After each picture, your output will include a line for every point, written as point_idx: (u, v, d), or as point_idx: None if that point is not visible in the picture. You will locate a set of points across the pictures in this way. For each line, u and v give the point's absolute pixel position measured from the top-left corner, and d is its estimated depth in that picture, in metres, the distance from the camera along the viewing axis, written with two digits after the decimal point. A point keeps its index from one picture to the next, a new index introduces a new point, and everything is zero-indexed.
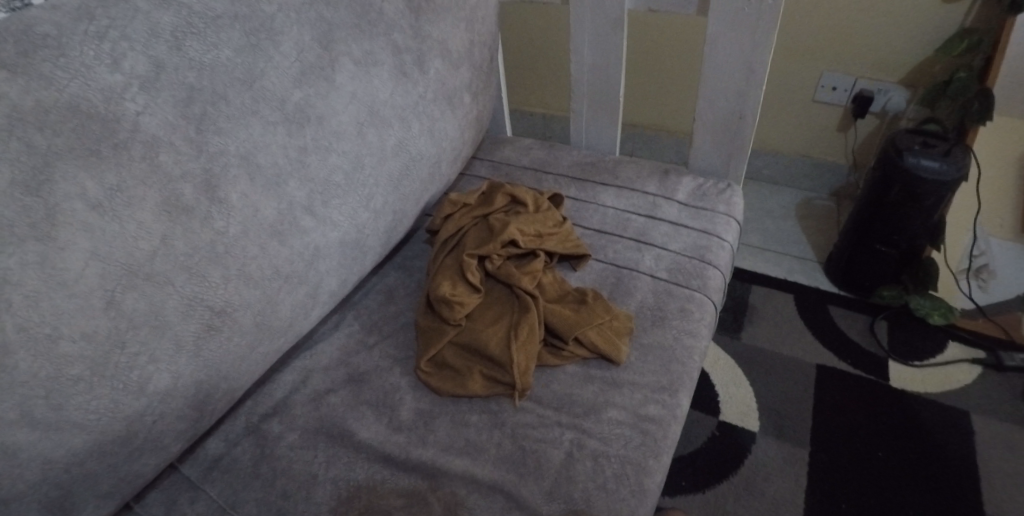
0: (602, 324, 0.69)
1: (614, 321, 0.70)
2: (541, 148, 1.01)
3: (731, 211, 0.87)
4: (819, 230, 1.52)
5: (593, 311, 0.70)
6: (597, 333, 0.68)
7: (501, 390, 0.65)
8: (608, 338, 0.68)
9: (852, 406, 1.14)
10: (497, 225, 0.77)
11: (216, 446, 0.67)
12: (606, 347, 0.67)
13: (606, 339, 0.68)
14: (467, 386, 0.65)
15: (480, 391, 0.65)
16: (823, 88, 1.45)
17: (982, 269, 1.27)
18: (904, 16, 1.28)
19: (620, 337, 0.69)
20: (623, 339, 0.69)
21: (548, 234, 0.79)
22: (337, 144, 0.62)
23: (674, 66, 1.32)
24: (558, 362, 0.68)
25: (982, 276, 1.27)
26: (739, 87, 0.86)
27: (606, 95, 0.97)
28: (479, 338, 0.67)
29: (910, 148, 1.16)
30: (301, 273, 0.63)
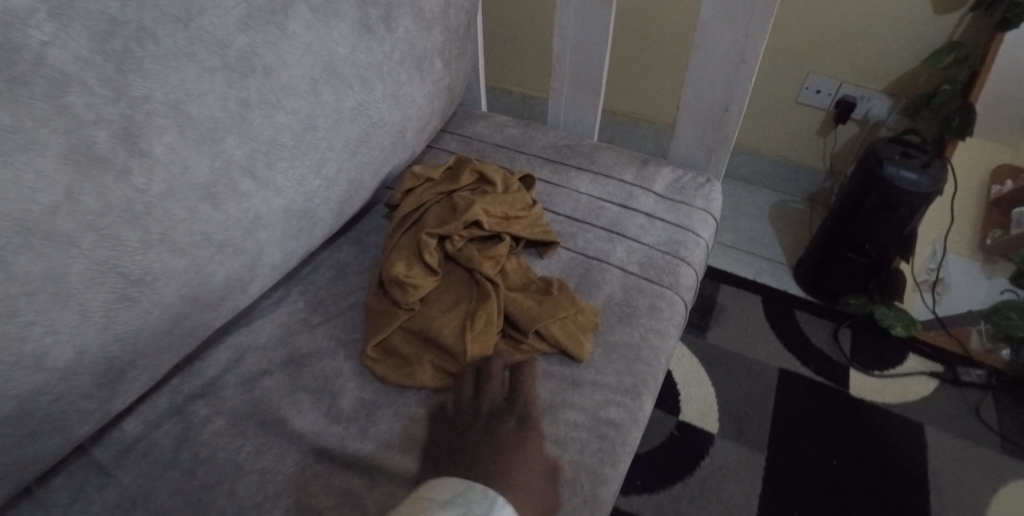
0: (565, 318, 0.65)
1: (579, 315, 0.66)
2: (515, 126, 0.95)
3: (708, 206, 0.84)
4: (790, 233, 1.51)
5: (557, 304, 0.65)
6: (560, 328, 0.63)
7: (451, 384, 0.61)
8: (570, 334, 0.63)
9: (811, 413, 1.13)
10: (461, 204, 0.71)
11: (133, 427, 0.61)
12: (568, 343, 0.63)
13: (569, 335, 0.63)
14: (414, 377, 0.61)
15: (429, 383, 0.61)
16: (807, 90, 1.43)
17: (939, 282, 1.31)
18: (896, 23, 1.25)
19: (584, 332, 0.65)
20: (587, 336, 0.64)
21: (516, 217, 0.74)
22: (285, 100, 0.56)
23: (660, 54, 1.27)
24: (516, 356, 0.63)
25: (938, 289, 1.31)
26: (728, 77, 0.82)
27: (588, 74, 0.92)
28: (432, 326, 0.62)
29: (891, 157, 1.15)
30: (237, 242, 0.57)
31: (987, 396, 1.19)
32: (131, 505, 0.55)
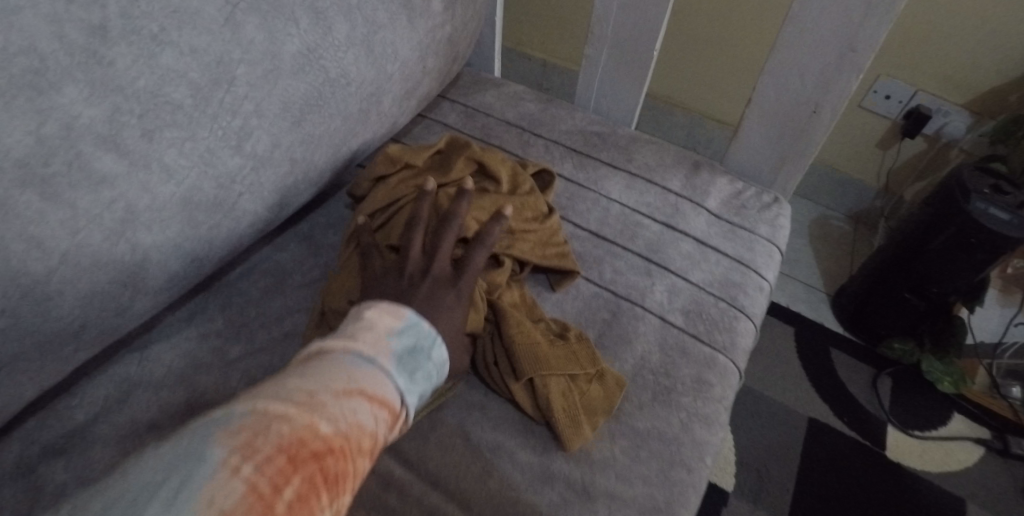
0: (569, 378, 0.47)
1: (588, 385, 0.47)
2: (534, 100, 0.74)
3: (774, 236, 0.64)
4: (830, 253, 1.32)
5: (564, 352, 0.48)
6: (558, 392, 0.45)
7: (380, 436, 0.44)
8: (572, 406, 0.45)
9: (843, 475, 0.97)
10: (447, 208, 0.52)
11: None
12: (559, 417, 0.45)
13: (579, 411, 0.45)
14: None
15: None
16: (875, 94, 1.21)
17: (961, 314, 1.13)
18: (1001, 23, 1.02)
19: (590, 409, 0.46)
20: (591, 418, 0.46)
21: (530, 230, 0.55)
22: (175, 33, 0.35)
23: (713, 28, 1.05)
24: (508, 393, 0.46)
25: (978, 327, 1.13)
26: (825, 67, 0.61)
27: (635, 43, 0.70)
28: None
29: (978, 190, 0.94)
30: (98, 251, 0.37)
31: None
32: None
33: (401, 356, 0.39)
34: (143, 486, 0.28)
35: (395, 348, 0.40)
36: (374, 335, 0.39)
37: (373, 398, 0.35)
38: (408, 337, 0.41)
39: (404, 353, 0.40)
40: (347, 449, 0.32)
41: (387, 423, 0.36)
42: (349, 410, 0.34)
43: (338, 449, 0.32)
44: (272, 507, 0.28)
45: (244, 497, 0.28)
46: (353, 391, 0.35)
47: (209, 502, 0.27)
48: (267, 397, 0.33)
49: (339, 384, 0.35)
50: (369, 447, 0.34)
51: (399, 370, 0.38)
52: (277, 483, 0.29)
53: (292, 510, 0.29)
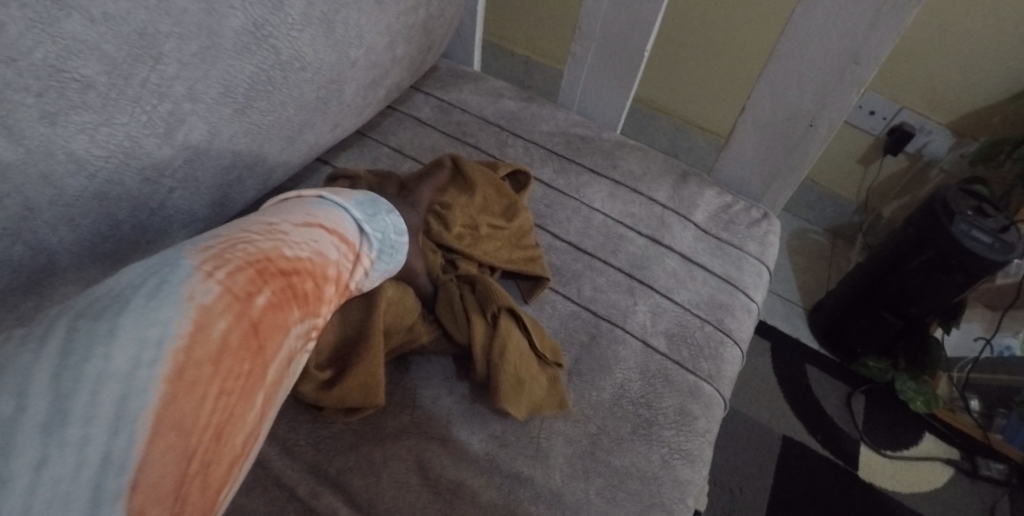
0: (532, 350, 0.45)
1: (543, 374, 0.44)
2: (515, 97, 0.69)
3: (763, 254, 0.61)
4: (808, 267, 1.30)
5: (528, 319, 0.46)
6: (516, 353, 0.43)
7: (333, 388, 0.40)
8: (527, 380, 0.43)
9: (817, 497, 0.94)
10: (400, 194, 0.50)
11: None
12: (511, 376, 0.42)
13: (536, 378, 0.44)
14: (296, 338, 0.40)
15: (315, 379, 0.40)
16: (860, 110, 1.19)
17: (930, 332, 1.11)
18: (990, 45, 1.01)
19: (546, 390, 0.44)
20: (531, 405, 0.43)
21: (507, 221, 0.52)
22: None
23: (704, 33, 1.02)
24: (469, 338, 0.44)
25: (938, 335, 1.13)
26: (824, 78, 0.58)
27: (624, 42, 0.66)
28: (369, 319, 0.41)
29: (962, 212, 0.92)
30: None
31: (1005, 498, 1.02)
32: None
33: (362, 204, 0.42)
34: (115, 289, 0.29)
35: (356, 198, 0.41)
36: (332, 190, 0.41)
37: (335, 233, 0.38)
38: (368, 199, 0.43)
39: (363, 204, 0.42)
40: (313, 271, 0.35)
41: (350, 259, 0.39)
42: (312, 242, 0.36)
43: (304, 271, 0.35)
44: (250, 307, 0.31)
45: (220, 297, 0.30)
46: (316, 226, 0.37)
47: (188, 299, 0.29)
48: (237, 224, 0.35)
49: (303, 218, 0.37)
50: (332, 274, 0.37)
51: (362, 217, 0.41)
52: (251, 290, 0.31)
53: (268, 315, 0.32)
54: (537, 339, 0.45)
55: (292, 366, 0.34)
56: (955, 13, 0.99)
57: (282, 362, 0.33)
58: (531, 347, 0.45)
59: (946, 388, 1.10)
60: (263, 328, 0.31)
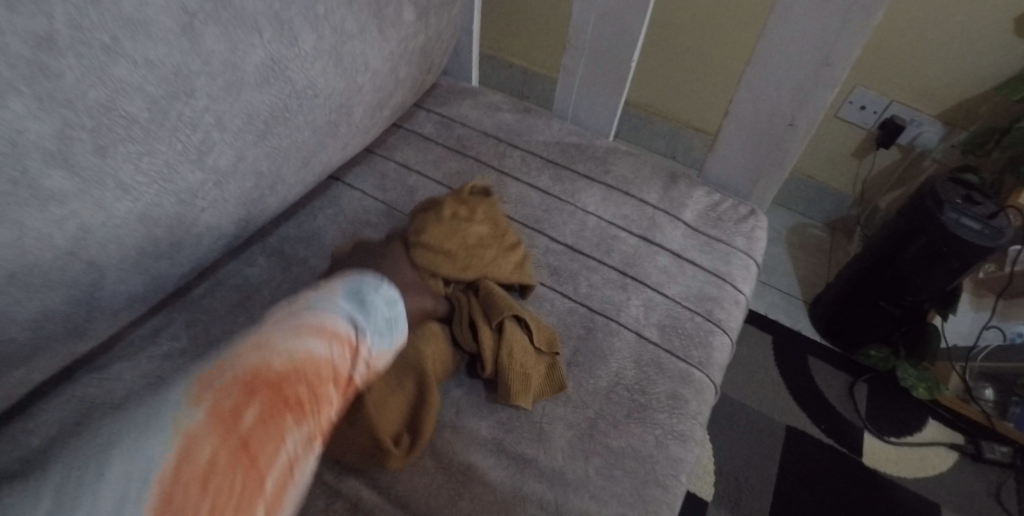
0: (535, 345, 0.49)
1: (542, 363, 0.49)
2: (511, 110, 0.73)
3: (751, 249, 0.64)
4: (808, 261, 1.33)
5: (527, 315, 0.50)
6: (521, 352, 0.48)
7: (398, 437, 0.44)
8: (534, 373, 0.48)
9: (821, 485, 0.97)
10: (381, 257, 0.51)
11: None
12: (519, 376, 0.47)
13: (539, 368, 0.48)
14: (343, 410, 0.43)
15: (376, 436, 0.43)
16: (851, 105, 1.22)
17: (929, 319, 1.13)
18: (974, 36, 1.04)
19: (553, 374, 0.48)
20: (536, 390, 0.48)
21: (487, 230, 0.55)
22: (129, 43, 0.33)
23: (692, 38, 1.06)
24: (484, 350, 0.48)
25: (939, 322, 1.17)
26: (801, 79, 0.61)
27: (612, 53, 0.70)
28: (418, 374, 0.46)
29: (952, 201, 0.95)
30: (51, 271, 0.35)
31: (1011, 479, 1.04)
32: None
33: (354, 295, 0.44)
34: (123, 425, 0.34)
35: (347, 289, 0.44)
36: (329, 286, 0.44)
37: (326, 333, 0.40)
38: (361, 287, 0.45)
39: (357, 296, 0.44)
40: (303, 376, 0.38)
41: (347, 354, 0.41)
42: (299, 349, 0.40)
43: (294, 379, 0.38)
44: (235, 427, 0.35)
45: (208, 421, 0.35)
46: (307, 331, 0.40)
47: (178, 431, 0.34)
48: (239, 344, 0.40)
49: (296, 326, 0.40)
50: (329, 373, 0.40)
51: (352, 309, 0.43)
52: (236, 411, 0.36)
53: (254, 432, 0.36)
54: (536, 334, 0.49)
55: (295, 472, 0.37)
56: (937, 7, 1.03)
57: (280, 470, 0.36)
58: (533, 341, 0.49)
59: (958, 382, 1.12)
60: (251, 444, 0.35)
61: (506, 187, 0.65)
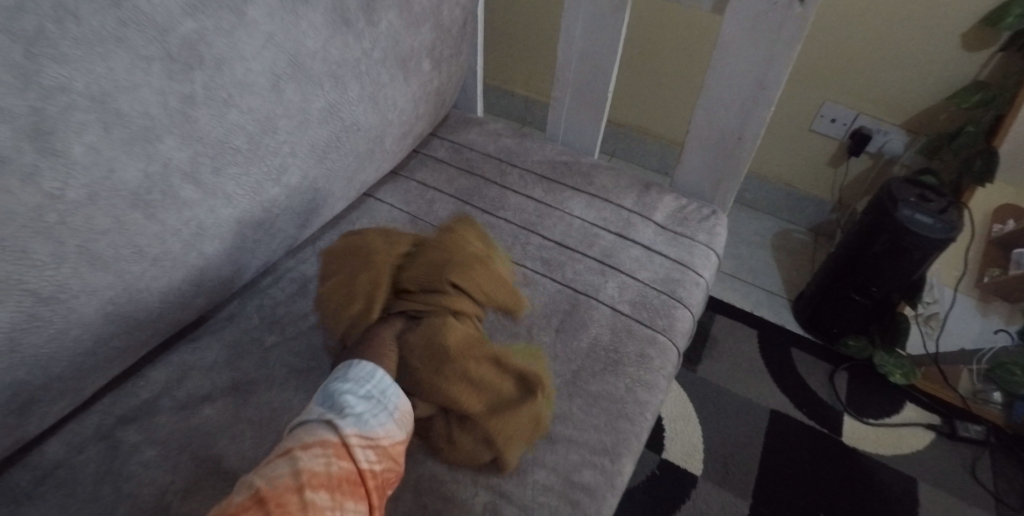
0: (476, 266, 0.63)
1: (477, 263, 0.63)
2: (510, 136, 0.88)
3: (711, 242, 0.77)
4: (794, 266, 1.41)
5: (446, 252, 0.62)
6: (479, 278, 0.62)
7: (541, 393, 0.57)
8: (489, 286, 0.63)
9: (803, 461, 1.05)
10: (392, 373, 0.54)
11: (54, 449, 0.54)
12: (493, 294, 0.63)
13: (483, 273, 0.63)
14: (508, 425, 0.53)
15: (540, 416, 0.56)
16: (823, 119, 1.32)
17: (932, 317, 1.19)
18: (925, 51, 1.14)
19: (493, 275, 0.64)
20: (486, 282, 0.62)
21: (362, 267, 0.62)
22: (239, 98, 0.49)
23: (665, 65, 1.16)
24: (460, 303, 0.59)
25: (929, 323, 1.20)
26: (744, 102, 0.75)
27: (592, 86, 0.85)
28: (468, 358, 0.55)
29: (904, 198, 1.05)
30: (176, 256, 0.50)
31: (985, 455, 1.09)
32: None
33: (331, 404, 0.49)
34: None
35: (327, 398, 0.50)
36: (312, 406, 0.49)
37: (297, 447, 0.45)
38: (339, 390, 0.50)
39: (332, 404, 0.49)
40: (272, 491, 0.42)
41: (322, 455, 0.44)
42: (276, 466, 0.44)
43: (265, 496, 0.42)
44: None
45: None
46: (283, 453, 0.45)
47: None
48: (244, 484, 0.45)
49: (278, 454, 0.45)
50: (301, 480, 0.43)
51: (323, 415, 0.48)
52: None
53: None
54: (467, 262, 0.62)
55: None
56: (890, 25, 1.13)
57: None
58: (469, 264, 0.62)
59: (968, 383, 1.15)
60: None
61: (506, 198, 0.79)
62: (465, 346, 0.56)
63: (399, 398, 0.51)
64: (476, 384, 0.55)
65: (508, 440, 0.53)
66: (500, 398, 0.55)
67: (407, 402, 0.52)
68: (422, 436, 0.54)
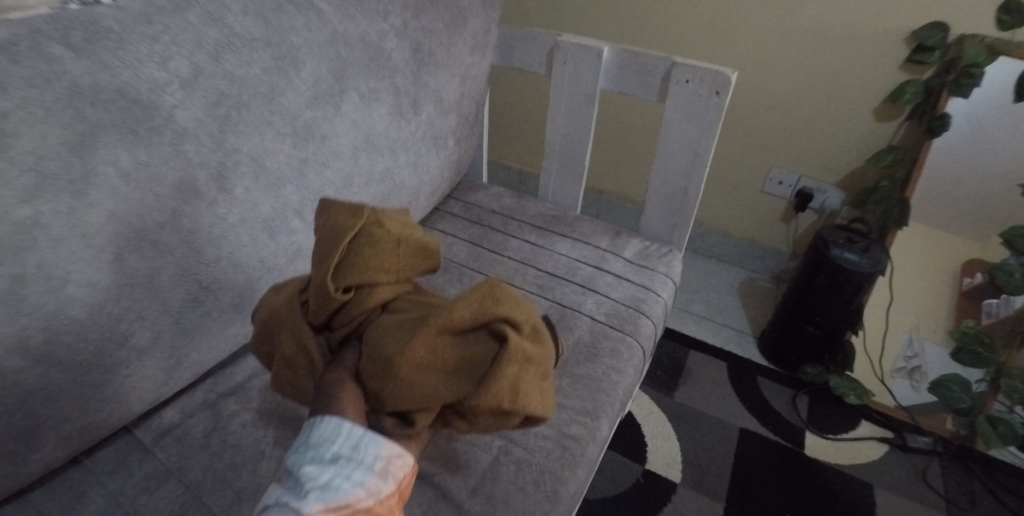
0: (358, 247, 0.60)
1: (362, 245, 0.60)
2: (510, 198, 1.13)
3: (669, 272, 1.00)
4: (757, 308, 1.62)
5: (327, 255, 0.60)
6: (370, 260, 0.59)
7: (515, 328, 0.56)
8: (386, 257, 0.60)
9: (769, 470, 1.20)
10: (376, 397, 0.55)
11: (171, 415, 0.73)
12: (393, 263, 0.61)
13: (369, 255, 0.60)
14: (507, 385, 0.52)
15: (527, 352, 0.55)
16: (771, 181, 1.56)
17: (915, 370, 1.37)
18: (843, 125, 1.40)
19: (379, 238, 0.61)
20: (375, 255, 0.60)
21: (283, 318, 0.60)
22: (332, 161, 0.72)
23: (628, 143, 1.43)
24: (373, 293, 0.59)
25: (916, 376, 1.37)
26: (685, 167, 1.01)
27: (573, 159, 1.12)
28: (420, 345, 0.54)
29: (835, 241, 1.27)
30: (282, 268, 0.71)
31: (933, 463, 1.25)
32: (166, 476, 0.67)
33: (297, 482, 0.47)
34: None
35: (293, 473, 0.48)
36: (282, 485, 0.48)
37: None
38: (302, 462, 0.48)
39: (298, 481, 0.47)
40: None
41: None
42: None
43: None
44: None
45: None
46: None
47: None
48: None
49: None
50: None
51: (288, 494, 0.46)
52: None
53: None
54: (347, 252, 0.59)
55: None
56: (813, 106, 1.41)
57: None
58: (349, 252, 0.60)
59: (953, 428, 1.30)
60: None
61: (509, 241, 1.02)
62: (408, 340, 0.54)
63: (375, 448, 0.49)
64: (448, 364, 0.54)
65: (517, 391, 0.53)
66: (479, 362, 0.54)
67: (388, 443, 0.50)
68: (458, 426, 0.57)
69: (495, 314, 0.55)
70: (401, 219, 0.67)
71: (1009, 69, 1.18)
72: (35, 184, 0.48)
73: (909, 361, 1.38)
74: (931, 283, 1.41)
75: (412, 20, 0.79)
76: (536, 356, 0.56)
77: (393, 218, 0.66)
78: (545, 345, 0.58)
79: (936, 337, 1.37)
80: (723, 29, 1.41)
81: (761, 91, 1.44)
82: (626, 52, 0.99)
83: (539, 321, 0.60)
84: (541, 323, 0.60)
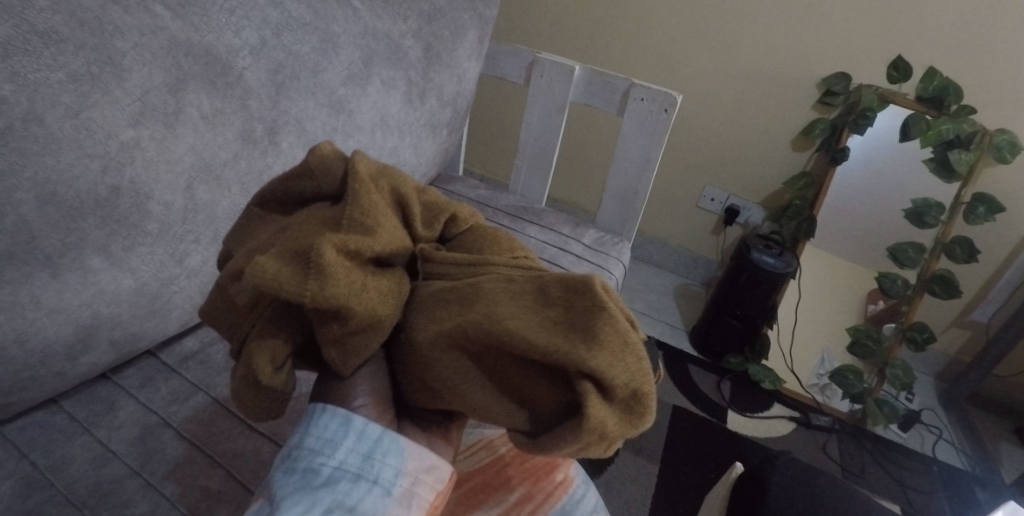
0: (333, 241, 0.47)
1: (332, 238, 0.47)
2: (484, 190, 1.29)
3: (621, 256, 1.18)
4: (690, 309, 1.83)
5: (293, 258, 0.47)
6: (335, 292, 0.46)
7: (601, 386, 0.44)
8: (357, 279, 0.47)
9: (699, 439, 1.37)
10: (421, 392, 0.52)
11: (192, 343, 0.81)
12: (374, 298, 0.48)
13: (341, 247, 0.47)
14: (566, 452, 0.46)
15: (607, 424, 0.44)
16: (705, 198, 1.79)
17: (825, 387, 1.57)
18: (765, 152, 1.65)
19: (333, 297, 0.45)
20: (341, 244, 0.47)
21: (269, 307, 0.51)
22: (355, 133, 0.85)
23: (587, 152, 1.62)
24: (359, 289, 0.47)
25: (827, 391, 1.57)
26: (638, 170, 1.19)
27: (542, 160, 1.28)
28: (469, 355, 0.48)
29: (755, 246, 1.49)
30: None
31: (831, 437, 1.47)
32: (194, 391, 0.75)
33: (298, 480, 0.46)
34: None
35: (289, 468, 0.48)
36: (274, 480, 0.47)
37: None
38: (304, 459, 0.48)
39: (300, 480, 0.46)
40: None
41: None
42: None
43: None
44: None
45: None
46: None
47: None
48: None
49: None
50: None
51: (292, 488, 0.46)
52: None
53: None
54: (298, 286, 0.45)
55: None
56: (741, 135, 1.65)
57: None
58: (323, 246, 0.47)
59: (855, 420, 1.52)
60: None
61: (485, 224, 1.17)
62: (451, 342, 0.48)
63: (394, 459, 0.49)
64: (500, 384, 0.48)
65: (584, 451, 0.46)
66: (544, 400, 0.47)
67: (411, 459, 0.50)
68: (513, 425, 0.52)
69: (571, 359, 0.44)
70: (364, 184, 0.54)
71: (896, 118, 1.44)
72: (139, 113, 0.59)
73: (821, 378, 1.59)
74: (841, 307, 1.65)
75: (424, 26, 0.95)
76: (616, 426, 0.45)
77: (366, 191, 0.54)
78: (639, 409, 0.46)
79: (843, 357, 1.63)
80: (671, 62, 1.64)
81: (700, 118, 1.68)
82: (594, 72, 1.17)
83: (644, 373, 0.46)
84: (647, 371, 0.47)
